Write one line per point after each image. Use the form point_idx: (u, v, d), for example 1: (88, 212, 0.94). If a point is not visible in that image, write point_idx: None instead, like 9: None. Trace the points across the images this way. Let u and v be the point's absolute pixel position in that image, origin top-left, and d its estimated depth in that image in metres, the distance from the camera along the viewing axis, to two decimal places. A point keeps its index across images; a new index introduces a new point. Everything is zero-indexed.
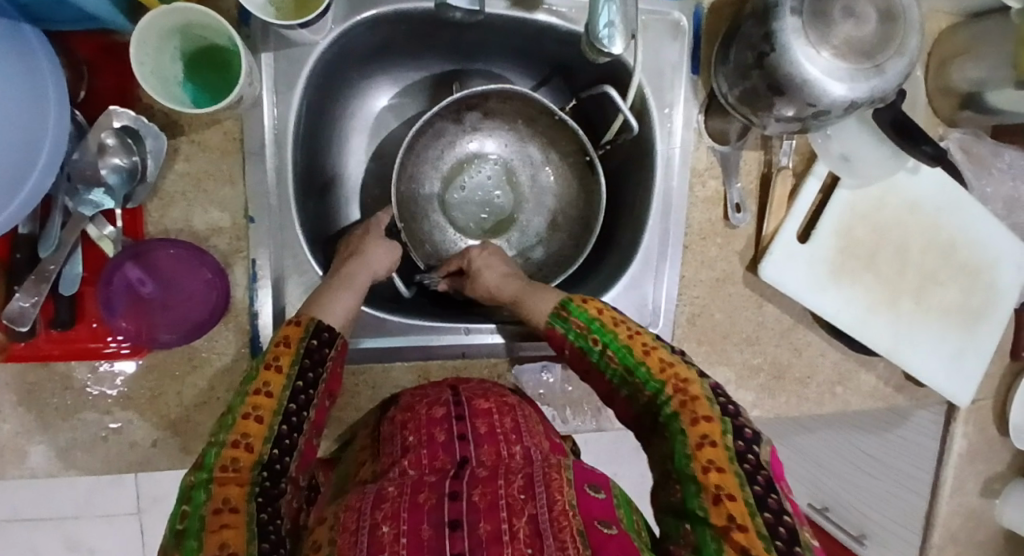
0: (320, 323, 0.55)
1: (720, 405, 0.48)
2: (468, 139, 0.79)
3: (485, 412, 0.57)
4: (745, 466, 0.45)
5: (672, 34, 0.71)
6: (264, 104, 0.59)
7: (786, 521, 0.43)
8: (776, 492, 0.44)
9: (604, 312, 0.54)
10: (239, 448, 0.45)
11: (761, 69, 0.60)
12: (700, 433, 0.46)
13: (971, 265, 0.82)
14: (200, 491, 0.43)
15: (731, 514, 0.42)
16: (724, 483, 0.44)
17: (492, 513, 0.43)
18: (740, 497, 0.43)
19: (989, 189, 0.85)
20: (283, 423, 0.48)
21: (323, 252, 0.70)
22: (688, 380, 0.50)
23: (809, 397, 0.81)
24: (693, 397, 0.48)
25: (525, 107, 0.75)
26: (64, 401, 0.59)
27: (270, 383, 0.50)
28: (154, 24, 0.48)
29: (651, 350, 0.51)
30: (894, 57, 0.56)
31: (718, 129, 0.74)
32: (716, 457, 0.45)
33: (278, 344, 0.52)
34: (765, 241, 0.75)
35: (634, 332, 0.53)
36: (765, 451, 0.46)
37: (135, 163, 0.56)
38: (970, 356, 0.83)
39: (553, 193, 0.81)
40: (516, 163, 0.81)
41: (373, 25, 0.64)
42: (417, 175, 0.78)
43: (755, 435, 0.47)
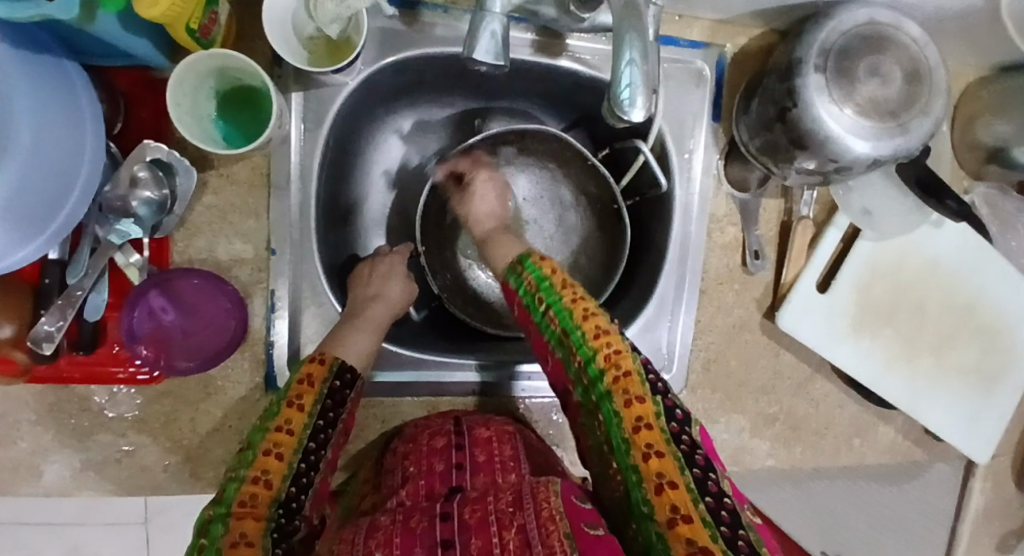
0: (343, 361, 0.57)
1: (650, 383, 0.47)
2: (499, 174, 0.78)
3: (485, 441, 0.58)
4: (681, 446, 0.45)
5: (694, 82, 0.71)
6: (291, 140, 0.60)
7: (726, 504, 0.43)
8: (714, 471, 0.45)
9: (556, 273, 0.53)
10: (258, 485, 0.45)
11: (784, 124, 0.60)
12: (635, 416, 0.45)
13: (992, 321, 0.80)
14: (217, 525, 0.41)
15: (674, 505, 0.42)
16: (665, 470, 0.43)
17: (483, 529, 0.44)
18: (681, 484, 0.43)
19: (1014, 243, 0.83)
20: (301, 462, 0.49)
21: (338, 283, 0.71)
22: (621, 352, 0.47)
23: (824, 448, 0.80)
24: (625, 372, 0.46)
25: (561, 148, 0.77)
26: (81, 422, 0.60)
27: (291, 421, 0.50)
28: (192, 66, 0.50)
29: (588, 315, 0.49)
30: (918, 116, 0.57)
31: (737, 177, 0.74)
32: (653, 440, 0.44)
33: (299, 381, 0.53)
34: (783, 290, 0.75)
35: (574, 295, 0.50)
36: (695, 429, 0.47)
37: (165, 196, 0.57)
38: (991, 413, 0.81)
39: (575, 226, 0.80)
40: (545, 202, 0.80)
41: (404, 66, 0.65)
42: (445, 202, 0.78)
43: (686, 413, 0.48)
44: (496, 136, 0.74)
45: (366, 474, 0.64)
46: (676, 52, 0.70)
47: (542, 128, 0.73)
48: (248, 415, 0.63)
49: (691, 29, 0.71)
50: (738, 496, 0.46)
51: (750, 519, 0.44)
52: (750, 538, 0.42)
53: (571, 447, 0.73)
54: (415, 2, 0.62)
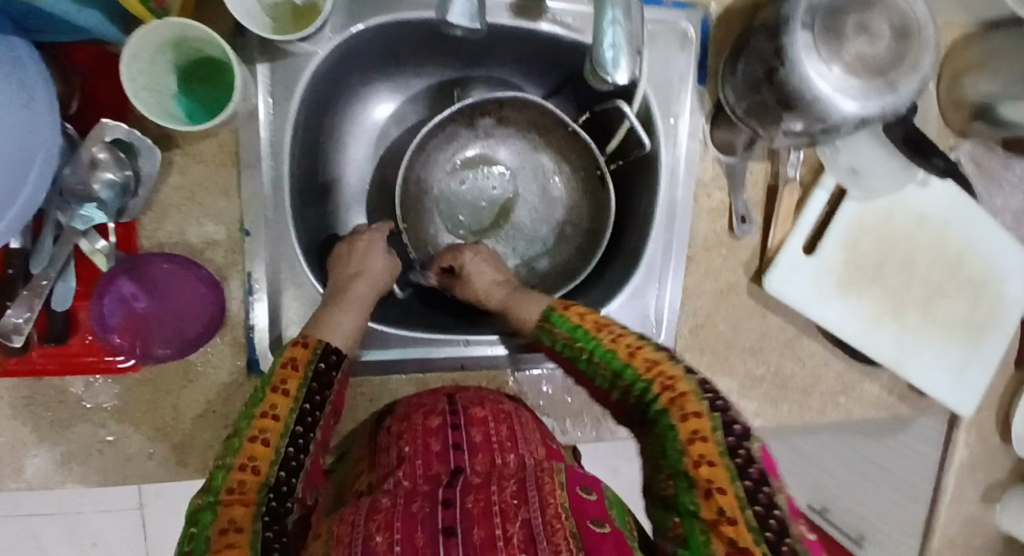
0: (326, 344, 0.55)
1: (708, 400, 0.44)
2: (479, 146, 0.78)
3: (480, 420, 0.57)
4: (737, 459, 0.41)
5: (679, 43, 0.69)
6: (259, 114, 0.58)
7: (778, 515, 0.39)
8: (769, 485, 0.40)
9: (588, 317, 0.51)
10: (245, 472, 0.44)
11: (771, 84, 0.58)
12: (690, 429, 0.42)
13: (977, 276, 0.81)
14: (206, 513, 0.41)
15: (721, 507, 0.39)
16: (715, 476, 0.40)
17: (487, 519, 0.42)
18: (730, 491, 0.40)
19: (999, 200, 0.83)
20: (289, 446, 0.48)
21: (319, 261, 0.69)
22: (674, 377, 0.46)
23: (811, 407, 0.80)
24: (682, 392, 0.44)
25: (541, 116, 0.74)
26: (59, 414, 0.59)
27: (276, 406, 0.49)
28: (147, 36, 0.47)
29: (636, 351, 0.48)
30: (908, 74, 0.55)
31: (724, 141, 0.72)
32: (706, 452, 0.41)
33: (283, 365, 0.52)
34: (770, 253, 0.74)
35: (618, 334, 0.49)
36: (756, 445, 0.42)
37: (128, 177, 0.55)
38: (975, 367, 0.82)
39: (560, 194, 0.79)
40: (527, 173, 0.79)
41: (374, 33, 0.62)
42: (425, 176, 0.77)
43: (746, 428, 0.42)
44: (474, 106, 0.73)
45: (357, 453, 0.63)
46: (659, 12, 0.68)
47: (512, 94, 0.70)
48: (232, 400, 0.62)
49: None
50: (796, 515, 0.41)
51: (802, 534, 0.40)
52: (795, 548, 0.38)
53: (561, 416, 0.73)
54: None
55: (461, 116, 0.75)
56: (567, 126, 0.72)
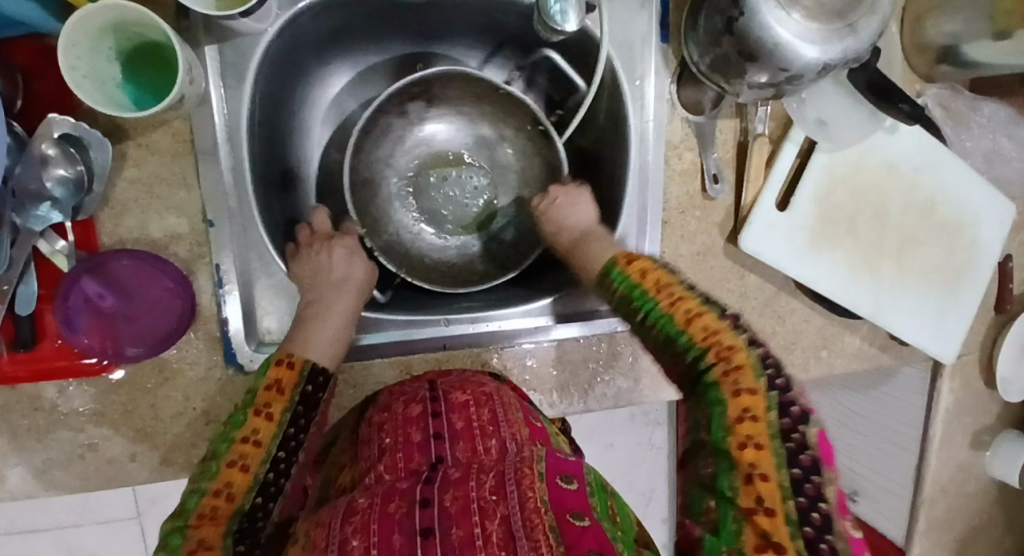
0: (315, 365, 0.53)
1: (766, 377, 0.42)
2: (417, 134, 0.78)
3: (462, 406, 0.56)
4: (788, 444, 0.39)
5: (638, 3, 0.68)
6: (212, 99, 0.56)
7: (823, 508, 0.37)
8: (821, 474, 0.38)
9: (650, 275, 0.49)
10: (219, 497, 0.44)
11: (731, 35, 0.58)
12: (741, 406, 0.41)
13: (952, 222, 0.81)
14: (173, 537, 0.40)
15: (760, 495, 0.38)
16: (760, 461, 0.39)
17: (465, 518, 0.42)
18: (774, 478, 0.38)
19: (968, 143, 0.84)
20: (269, 471, 0.47)
21: None
22: (732, 348, 0.43)
23: (794, 362, 0.81)
24: (738, 366, 0.43)
25: (470, 87, 0.73)
26: (35, 422, 0.58)
27: (259, 431, 0.48)
28: (83, 21, 0.45)
29: (695, 317, 0.45)
30: (867, 15, 0.55)
31: (691, 100, 0.71)
32: (754, 431, 0.40)
33: (267, 388, 0.50)
34: (744, 211, 0.74)
35: (677, 296, 0.47)
36: (814, 430, 0.40)
37: (81, 173, 0.53)
38: (954, 312, 0.83)
39: (513, 165, 0.79)
40: (471, 147, 0.79)
41: (322, 10, 0.60)
42: (371, 177, 0.77)
43: (805, 410, 0.41)
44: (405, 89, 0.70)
45: (342, 445, 0.62)
46: None
47: (442, 69, 0.69)
48: (212, 396, 0.61)
49: None
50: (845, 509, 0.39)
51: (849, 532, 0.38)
52: (838, 547, 0.36)
53: (548, 390, 0.72)
54: None
55: (390, 105, 0.73)
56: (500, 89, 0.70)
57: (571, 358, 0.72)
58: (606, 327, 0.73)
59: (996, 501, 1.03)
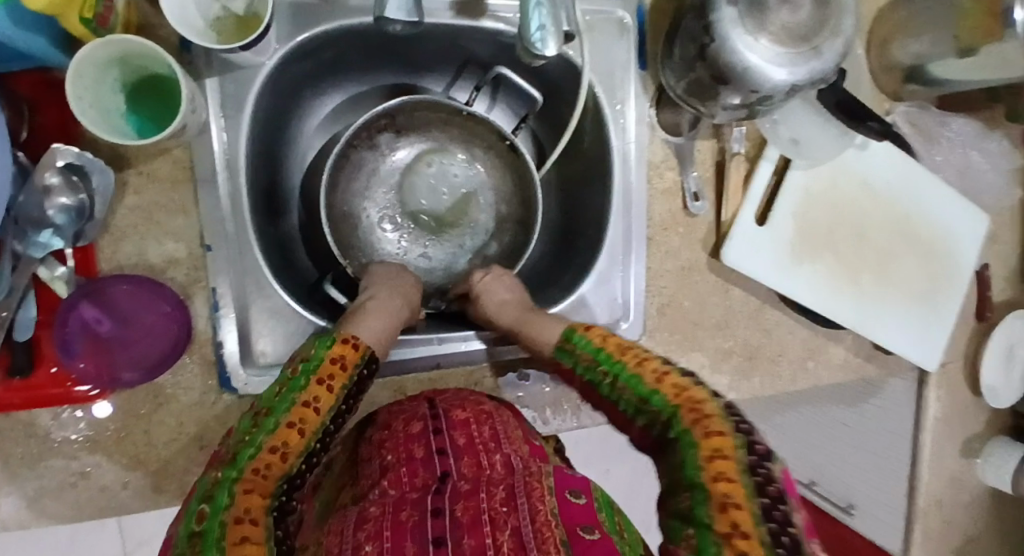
0: (372, 352, 0.56)
1: (732, 422, 0.43)
2: (390, 163, 0.80)
3: (462, 423, 0.57)
4: (757, 478, 0.40)
5: (618, 33, 0.72)
6: (211, 128, 0.59)
7: (793, 532, 0.38)
8: (786, 503, 0.39)
9: (609, 339, 0.51)
10: (273, 455, 0.45)
11: (704, 60, 0.61)
12: (711, 447, 0.41)
13: (926, 236, 0.84)
14: (223, 493, 0.42)
15: (736, 522, 0.38)
16: (733, 491, 0.39)
17: (476, 528, 0.42)
18: (747, 507, 0.38)
19: (938, 158, 0.87)
20: (319, 441, 0.49)
21: (290, 275, 0.69)
22: (702, 401, 0.45)
23: (782, 375, 0.82)
24: (706, 414, 0.44)
25: (437, 112, 0.77)
26: (28, 450, 0.58)
27: (319, 399, 0.49)
28: (90, 55, 0.47)
29: (663, 377, 0.47)
30: (830, 39, 0.59)
31: (669, 122, 0.75)
32: (727, 470, 0.40)
33: (331, 360, 0.52)
34: (725, 227, 0.76)
35: (641, 356, 0.49)
36: (778, 466, 0.41)
37: (82, 201, 0.54)
38: (935, 321, 0.85)
39: (489, 182, 0.82)
40: (444, 169, 0.82)
41: (317, 44, 0.63)
42: (351, 210, 0.79)
43: (769, 449, 0.42)
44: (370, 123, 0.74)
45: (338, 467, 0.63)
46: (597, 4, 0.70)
47: (403, 100, 0.72)
48: (206, 420, 0.61)
49: None
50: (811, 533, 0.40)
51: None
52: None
53: (541, 406, 0.74)
54: None
55: (361, 138, 0.77)
56: (462, 112, 0.73)
57: (563, 374, 0.74)
58: None
59: (989, 510, 1.03)
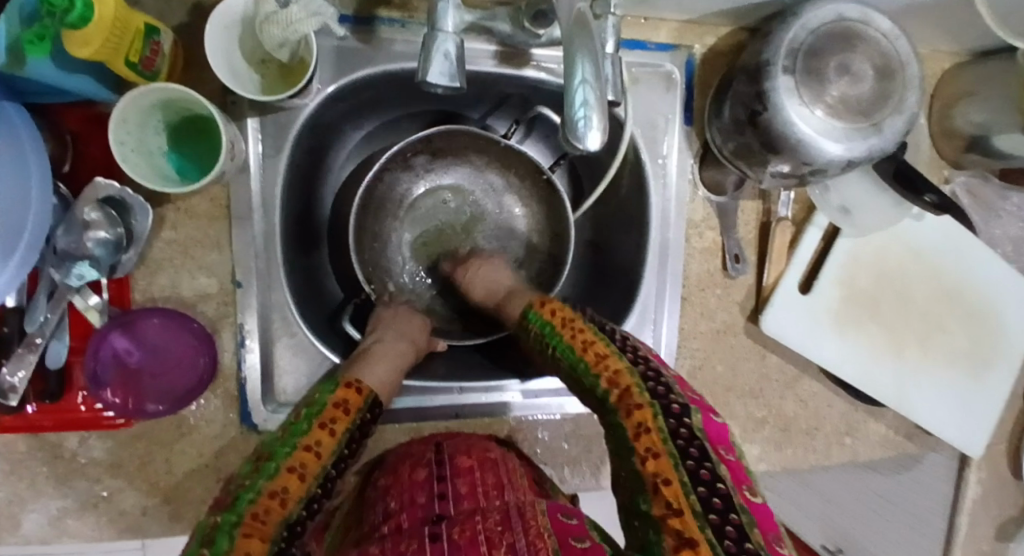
0: (376, 398, 0.57)
1: (649, 390, 0.48)
2: (424, 185, 0.78)
3: (466, 470, 0.56)
4: (679, 442, 0.45)
5: (664, 85, 0.69)
6: (251, 169, 0.59)
7: (721, 491, 0.42)
8: (710, 460, 0.44)
9: (559, 315, 0.56)
10: (273, 500, 0.45)
11: (755, 127, 0.59)
12: (635, 421, 0.46)
13: (979, 310, 0.79)
14: (221, 537, 0.41)
15: (669, 500, 0.42)
16: (661, 468, 0.44)
17: (473, 547, 0.44)
18: (675, 480, 0.43)
19: (997, 230, 0.82)
20: (318, 486, 0.49)
21: (317, 305, 0.68)
22: (619, 370, 0.50)
23: (816, 448, 0.79)
24: (624, 389, 0.48)
25: (471, 140, 0.74)
26: (53, 469, 0.59)
27: (321, 442, 0.51)
28: (136, 100, 0.48)
29: (589, 345, 0.52)
30: (892, 115, 0.56)
31: (713, 180, 0.72)
32: (652, 442, 0.45)
33: (334, 405, 0.54)
34: (766, 293, 0.74)
35: (578, 328, 0.54)
36: (697, 418, 0.47)
37: (121, 234, 0.56)
38: (982, 402, 0.80)
39: (521, 229, 0.80)
40: (476, 193, 0.80)
41: (365, 88, 0.62)
42: (380, 231, 0.77)
43: (684, 406, 0.47)
44: (404, 149, 0.71)
45: (343, 504, 0.63)
46: (644, 56, 0.68)
47: (434, 128, 0.69)
48: (224, 454, 0.62)
49: (658, 30, 0.69)
50: (740, 480, 0.44)
51: (746, 500, 0.42)
52: (743, 521, 0.40)
53: (560, 464, 0.72)
54: (370, 19, 0.60)
55: (395, 161, 0.74)
56: (500, 142, 0.71)
57: (585, 433, 0.72)
58: None
59: None
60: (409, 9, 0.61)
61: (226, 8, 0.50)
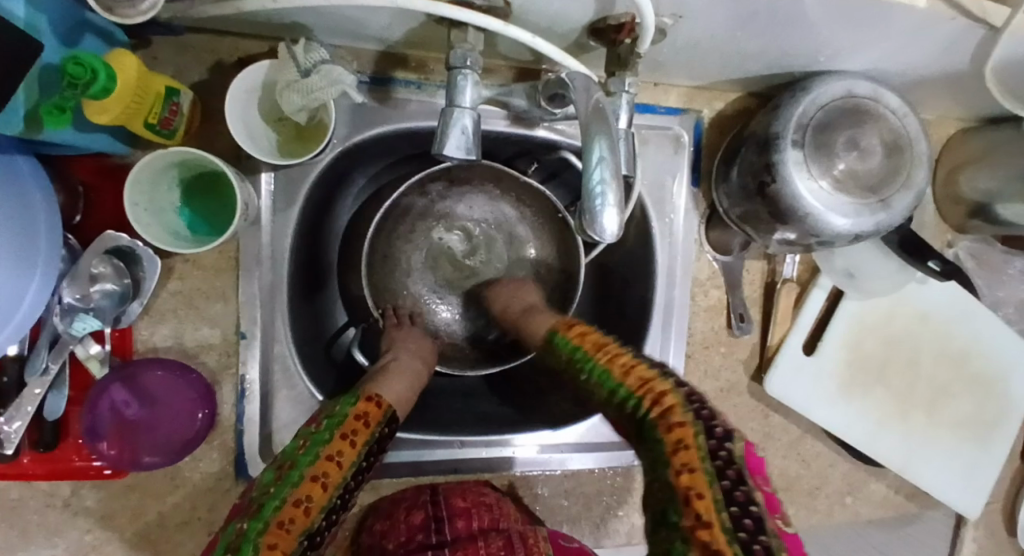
0: (393, 411, 0.54)
1: (693, 410, 0.42)
2: (438, 211, 0.74)
3: (463, 510, 0.59)
4: (717, 461, 0.39)
5: (673, 148, 0.70)
6: (262, 222, 0.59)
7: (755, 511, 0.37)
8: (748, 483, 0.39)
9: (587, 337, 0.51)
10: (297, 508, 0.45)
11: (761, 197, 0.59)
12: (674, 439, 0.41)
13: (982, 375, 0.79)
14: (247, 545, 0.41)
15: (699, 513, 0.38)
16: (695, 483, 0.39)
17: None
18: (708, 495, 0.38)
19: (1000, 294, 0.82)
20: (337, 496, 0.48)
21: (313, 340, 0.66)
22: (663, 390, 0.44)
23: (818, 508, 0.78)
24: (665, 403, 0.43)
25: (487, 170, 0.70)
26: (44, 518, 0.58)
27: (342, 453, 0.49)
28: (150, 162, 0.48)
29: (630, 368, 0.47)
30: (898, 191, 0.57)
31: (719, 241, 0.73)
32: (687, 458, 0.40)
33: (355, 417, 0.50)
34: (770, 352, 0.74)
35: (612, 352, 0.48)
36: (738, 446, 0.41)
37: (128, 285, 0.56)
38: (985, 468, 0.79)
39: (532, 256, 0.75)
40: (492, 224, 0.75)
41: (381, 142, 0.63)
42: (392, 257, 0.73)
43: (727, 429, 0.41)
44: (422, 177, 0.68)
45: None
46: (653, 119, 0.69)
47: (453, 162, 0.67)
48: (217, 506, 0.61)
49: (667, 95, 0.70)
50: (774, 507, 0.39)
51: (779, 529, 0.38)
52: (773, 545, 0.36)
53: (559, 522, 0.71)
54: (387, 80, 0.60)
55: (411, 189, 0.70)
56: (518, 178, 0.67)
57: (584, 489, 0.71)
58: (623, 460, 0.70)
59: None
60: (426, 71, 0.62)
61: (252, 71, 0.50)
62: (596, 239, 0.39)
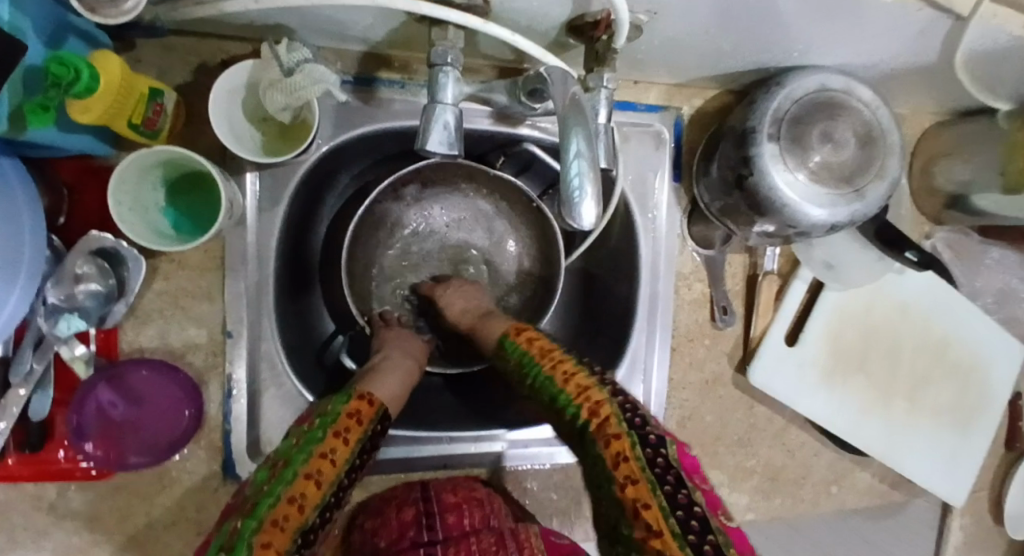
0: (387, 410, 0.54)
1: (627, 419, 0.45)
2: (413, 214, 0.74)
3: (455, 506, 0.60)
4: (656, 469, 0.44)
5: (654, 145, 0.71)
6: (247, 222, 0.59)
7: (698, 513, 0.42)
8: (686, 486, 0.44)
9: (536, 342, 0.52)
10: (292, 506, 0.44)
11: (741, 191, 0.60)
12: (614, 453, 0.44)
13: (960, 365, 0.81)
14: (241, 544, 0.41)
15: (649, 522, 0.42)
16: (640, 495, 0.43)
17: None
18: (655, 504, 0.42)
19: (977, 283, 0.84)
20: (332, 493, 0.48)
21: (299, 345, 0.66)
22: (600, 401, 0.46)
23: (804, 497, 0.79)
24: (602, 414, 0.46)
25: (460, 169, 0.71)
26: (31, 521, 0.58)
27: (336, 450, 0.48)
28: (135, 161, 0.48)
29: (570, 376, 0.48)
30: (871, 182, 0.59)
31: (701, 235, 0.74)
32: (630, 471, 0.44)
33: (349, 414, 0.51)
34: (753, 343, 0.75)
35: (556, 360, 0.49)
36: (672, 449, 0.46)
37: (113, 286, 0.56)
38: (965, 455, 0.81)
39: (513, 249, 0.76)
40: (467, 222, 0.75)
41: (362, 141, 0.63)
42: (372, 264, 0.73)
43: (660, 434, 0.46)
44: (396, 180, 0.68)
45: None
46: (634, 117, 0.70)
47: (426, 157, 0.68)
48: (206, 505, 0.61)
49: (647, 93, 0.71)
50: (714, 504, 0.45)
51: (722, 524, 0.44)
52: (719, 541, 0.41)
53: (548, 515, 0.71)
54: (370, 79, 0.61)
55: (386, 192, 0.70)
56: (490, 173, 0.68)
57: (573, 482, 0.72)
58: None
59: None
60: (410, 71, 0.63)
61: (234, 72, 0.51)
62: (574, 228, 0.40)
